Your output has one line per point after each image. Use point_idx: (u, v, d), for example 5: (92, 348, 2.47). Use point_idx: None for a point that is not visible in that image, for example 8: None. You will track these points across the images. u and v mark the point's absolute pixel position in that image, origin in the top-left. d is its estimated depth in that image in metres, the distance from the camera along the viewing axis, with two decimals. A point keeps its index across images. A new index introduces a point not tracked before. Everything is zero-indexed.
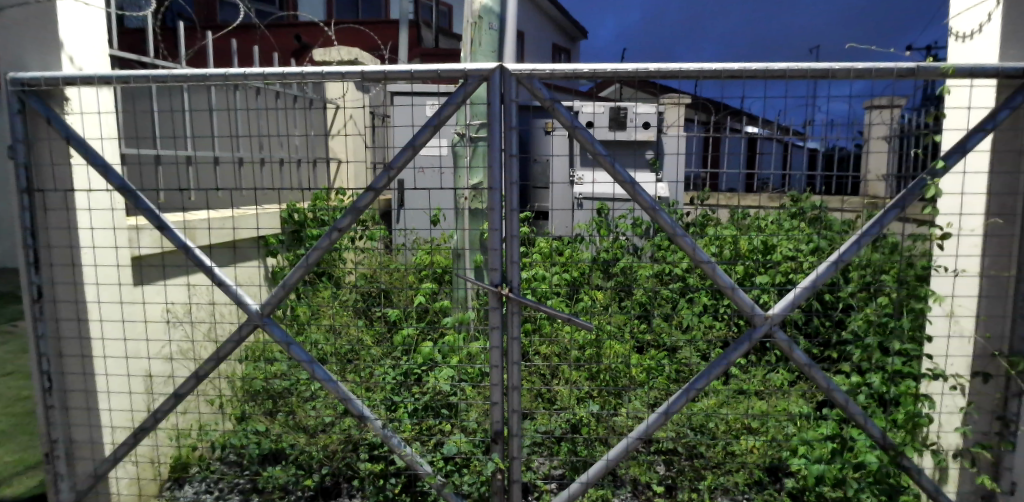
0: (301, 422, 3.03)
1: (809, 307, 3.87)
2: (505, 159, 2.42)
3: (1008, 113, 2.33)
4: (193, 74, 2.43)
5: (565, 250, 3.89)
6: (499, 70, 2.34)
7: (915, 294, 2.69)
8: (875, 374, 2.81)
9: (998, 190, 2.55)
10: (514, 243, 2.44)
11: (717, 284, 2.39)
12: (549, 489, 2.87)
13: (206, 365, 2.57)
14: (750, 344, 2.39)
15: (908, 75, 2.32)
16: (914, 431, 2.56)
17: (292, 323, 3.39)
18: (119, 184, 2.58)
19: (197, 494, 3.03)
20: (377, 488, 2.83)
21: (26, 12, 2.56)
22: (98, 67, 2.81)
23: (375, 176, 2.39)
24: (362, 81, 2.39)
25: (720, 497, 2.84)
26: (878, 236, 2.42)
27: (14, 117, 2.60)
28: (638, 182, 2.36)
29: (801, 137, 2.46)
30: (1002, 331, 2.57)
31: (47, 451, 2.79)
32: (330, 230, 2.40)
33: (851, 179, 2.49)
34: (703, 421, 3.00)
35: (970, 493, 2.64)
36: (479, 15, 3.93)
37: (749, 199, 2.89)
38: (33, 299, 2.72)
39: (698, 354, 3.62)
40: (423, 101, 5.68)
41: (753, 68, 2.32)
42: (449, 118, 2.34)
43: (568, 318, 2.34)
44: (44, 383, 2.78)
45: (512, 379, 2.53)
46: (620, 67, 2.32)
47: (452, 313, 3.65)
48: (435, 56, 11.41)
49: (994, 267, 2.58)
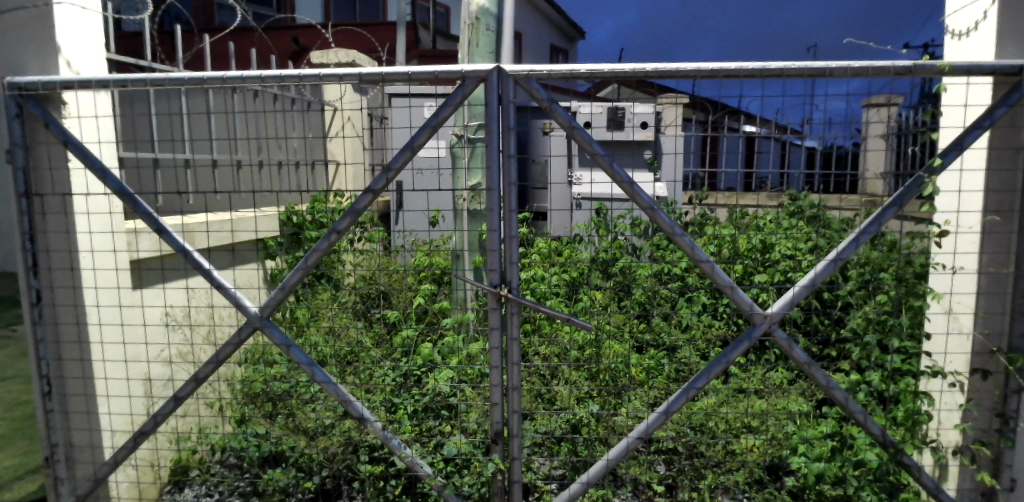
0: (302, 424, 3.02)
1: (808, 306, 3.88)
2: (504, 159, 2.42)
3: (1005, 110, 2.33)
4: (190, 76, 2.42)
5: (564, 250, 3.90)
6: (496, 71, 2.35)
7: (914, 292, 2.69)
8: (875, 372, 2.83)
9: (996, 187, 2.55)
10: (514, 244, 2.43)
11: (716, 283, 2.39)
12: (549, 489, 2.87)
13: (206, 368, 2.57)
14: (749, 343, 2.39)
15: (906, 73, 2.31)
16: (914, 428, 2.56)
17: (291, 326, 3.39)
18: (117, 188, 2.56)
19: (197, 497, 3.03)
20: (378, 490, 2.85)
21: (24, 17, 2.60)
22: (96, 70, 2.80)
23: (372, 178, 2.39)
24: (360, 83, 2.39)
25: (721, 496, 2.84)
26: (877, 234, 2.42)
27: (12, 121, 2.60)
28: (636, 182, 2.35)
29: (799, 136, 2.48)
30: (1001, 327, 2.57)
31: (47, 454, 2.80)
32: (329, 231, 2.39)
33: (850, 177, 2.50)
34: (703, 420, 2.99)
35: (971, 490, 2.64)
36: (475, 15, 3.93)
37: (748, 199, 2.89)
38: (32, 303, 2.73)
39: (697, 353, 3.62)
40: (421, 102, 5.69)
41: (750, 68, 2.32)
42: (448, 119, 2.34)
43: (568, 318, 2.34)
44: (44, 387, 2.78)
45: (511, 380, 2.53)
46: (617, 67, 2.32)
47: (451, 314, 3.64)
48: (432, 57, 11.42)
49: (992, 264, 2.58)
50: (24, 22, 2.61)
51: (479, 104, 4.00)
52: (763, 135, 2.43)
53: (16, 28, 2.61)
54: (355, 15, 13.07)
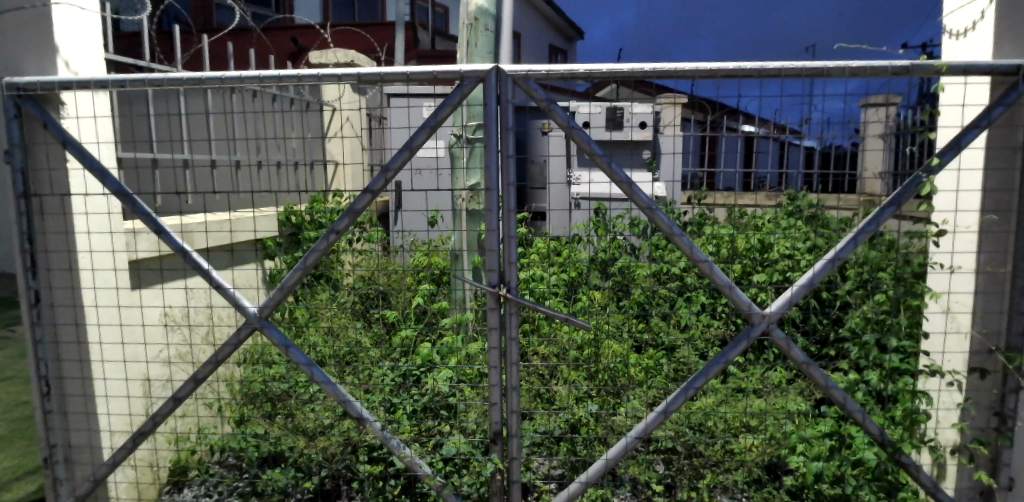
0: (301, 425, 3.03)
1: (807, 305, 3.88)
2: (502, 160, 2.42)
3: (1002, 110, 2.33)
4: (188, 76, 2.42)
5: (564, 251, 3.82)
6: (494, 71, 2.36)
7: (912, 291, 2.70)
8: (874, 371, 2.85)
9: (994, 186, 2.55)
10: (513, 244, 2.43)
11: (715, 283, 2.40)
12: (549, 489, 2.88)
13: (206, 368, 2.57)
14: (748, 342, 2.40)
15: (903, 73, 2.32)
16: (912, 427, 2.57)
17: (290, 326, 3.39)
18: (116, 188, 2.56)
19: (197, 497, 3.03)
20: (377, 490, 2.85)
21: (22, 18, 2.60)
22: (95, 71, 2.81)
23: (371, 178, 2.40)
24: (359, 83, 2.39)
25: (720, 495, 2.85)
26: (875, 233, 2.42)
27: (10, 122, 2.59)
28: (634, 182, 2.36)
29: (798, 135, 2.49)
30: (998, 327, 2.58)
31: (47, 455, 2.79)
32: (328, 232, 2.40)
33: (848, 177, 2.50)
34: (703, 420, 3.00)
35: (969, 489, 2.65)
36: (473, 16, 3.94)
37: (746, 198, 2.89)
38: (31, 304, 2.73)
39: (697, 353, 3.63)
40: (419, 103, 5.70)
41: (748, 68, 2.33)
42: (446, 120, 2.35)
43: (567, 318, 2.34)
44: (43, 389, 2.77)
45: (511, 380, 2.53)
46: (616, 67, 2.33)
47: (450, 314, 3.65)
48: (431, 57, 11.43)
49: (990, 264, 2.59)
50: (23, 23, 2.61)
51: (478, 104, 4.00)
52: (762, 136, 2.44)
53: (15, 30, 2.61)
54: (354, 16, 13.09)
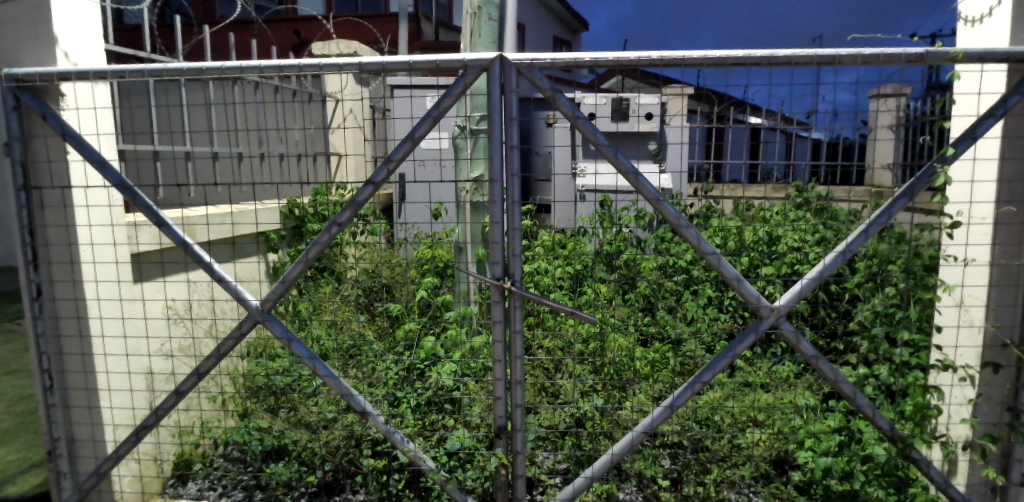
0: (303, 419, 3.01)
1: (815, 298, 3.88)
2: (506, 150, 2.37)
3: (1019, 98, 2.28)
4: (188, 67, 2.37)
5: (568, 243, 3.68)
6: (498, 60, 2.29)
7: (924, 284, 2.60)
8: (883, 365, 2.71)
9: (1008, 178, 2.51)
10: (516, 236, 2.40)
11: (723, 275, 2.36)
12: (553, 483, 2.89)
13: (207, 362, 2.54)
14: (756, 335, 2.36)
15: (917, 60, 2.28)
16: (923, 423, 2.52)
17: (293, 319, 3.34)
18: (117, 181, 2.54)
19: (201, 490, 3.03)
20: (380, 485, 2.82)
21: (18, 9, 2.58)
22: (94, 61, 2.77)
23: (373, 169, 2.35)
24: (360, 73, 2.34)
25: (727, 490, 2.82)
26: (886, 225, 2.37)
27: (10, 114, 2.58)
28: (641, 173, 2.32)
29: (805, 127, 2.45)
30: (1012, 320, 2.56)
31: (50, 449, 2.80)
32: (329, 224, 2.38)
33: (856, 168, 2.46)
34: (709, 414, 2.95)
35: (979, 485, 2.64)
36: (478, 5, 3.90)
37: (753, 190, 2.76)
38: (33, 297, 2.72)
39: (703, 347, 3.56)
40: (422, 94, 5.68)
41: (757, 55, 2.27)
42: (449, 110, 2.31)
43: (572, 311, 2.30)
44: (44, 382, 2.77)
45: (516, 374, 2.49)
46: (621, 55, 2.27)
47: (454, 307, 3.62)
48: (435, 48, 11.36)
49: (1004, 256, 2.56)
50: (19, 15, 2.58)
51: (482, 94, 4.03)
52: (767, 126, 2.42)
53: (13, 23, 2.59)
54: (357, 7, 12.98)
